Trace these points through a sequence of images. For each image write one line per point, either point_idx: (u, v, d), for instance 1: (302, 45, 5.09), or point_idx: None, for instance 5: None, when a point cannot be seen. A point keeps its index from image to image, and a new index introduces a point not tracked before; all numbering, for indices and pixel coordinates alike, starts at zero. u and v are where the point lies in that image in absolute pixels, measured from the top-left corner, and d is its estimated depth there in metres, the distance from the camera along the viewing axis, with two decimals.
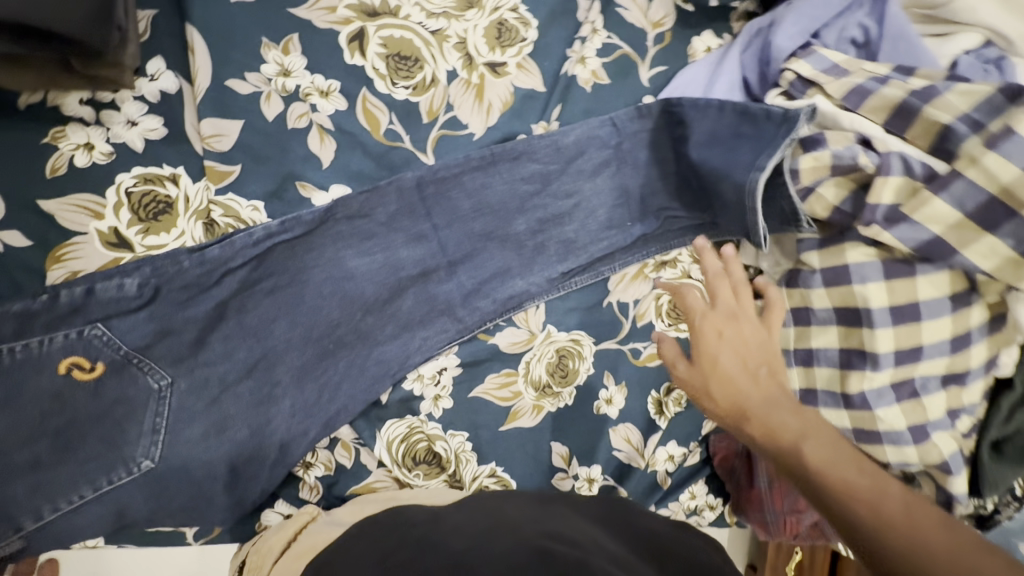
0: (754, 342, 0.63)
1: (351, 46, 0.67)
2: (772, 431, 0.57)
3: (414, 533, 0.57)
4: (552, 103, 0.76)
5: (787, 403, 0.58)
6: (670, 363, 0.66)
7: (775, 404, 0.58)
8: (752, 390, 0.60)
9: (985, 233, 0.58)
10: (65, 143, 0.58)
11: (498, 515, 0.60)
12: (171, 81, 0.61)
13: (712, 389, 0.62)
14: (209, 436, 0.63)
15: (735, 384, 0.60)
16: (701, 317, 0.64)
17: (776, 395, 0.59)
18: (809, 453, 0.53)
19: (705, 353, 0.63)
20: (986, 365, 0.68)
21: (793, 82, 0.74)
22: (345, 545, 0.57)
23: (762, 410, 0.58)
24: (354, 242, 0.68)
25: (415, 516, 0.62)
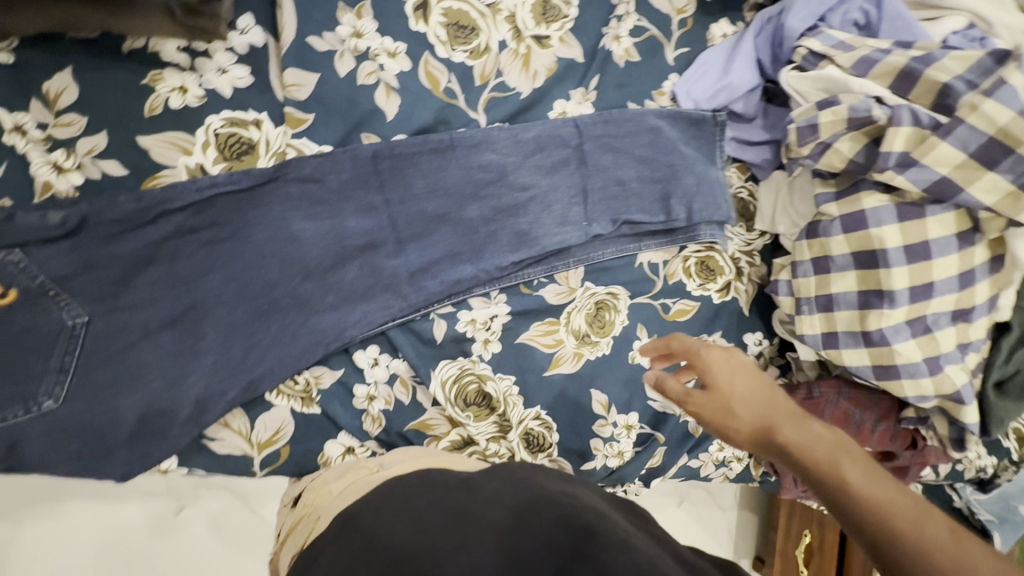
0: (754, 368, 0.68)
1: (416, 14, 0.74)
2: (803, 443, 0.60)
3: (454, 499, 0.58)
4: (590, 74, 0.84)
5: (803, 418, 0.63)
6: (681, 394, 0.67)
7: (793, 417, 0.63)
8: (770, 409, 0.64)
9: (986, 171, 0.68)
10: (162, 85, 0.64)
11: (525, 488, 0.60)
12: (259, 36, 0.67)
13: (734, 403, 0.64)
14: (280, 358, 0.68)
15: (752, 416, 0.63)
16: (706, 350, 0.68)
17: (790, 410, 0.64)
18: (845, 462, 0.56)
19: (716, 376, 0.66)
20: (989, 302, 0.76)
21: (806, 56, 0.82)
22: (382, 499, 0.59)
23: (787, 424, 0.62)
24: (415, 192, 0.74)
25: (449, 482, 0.63)
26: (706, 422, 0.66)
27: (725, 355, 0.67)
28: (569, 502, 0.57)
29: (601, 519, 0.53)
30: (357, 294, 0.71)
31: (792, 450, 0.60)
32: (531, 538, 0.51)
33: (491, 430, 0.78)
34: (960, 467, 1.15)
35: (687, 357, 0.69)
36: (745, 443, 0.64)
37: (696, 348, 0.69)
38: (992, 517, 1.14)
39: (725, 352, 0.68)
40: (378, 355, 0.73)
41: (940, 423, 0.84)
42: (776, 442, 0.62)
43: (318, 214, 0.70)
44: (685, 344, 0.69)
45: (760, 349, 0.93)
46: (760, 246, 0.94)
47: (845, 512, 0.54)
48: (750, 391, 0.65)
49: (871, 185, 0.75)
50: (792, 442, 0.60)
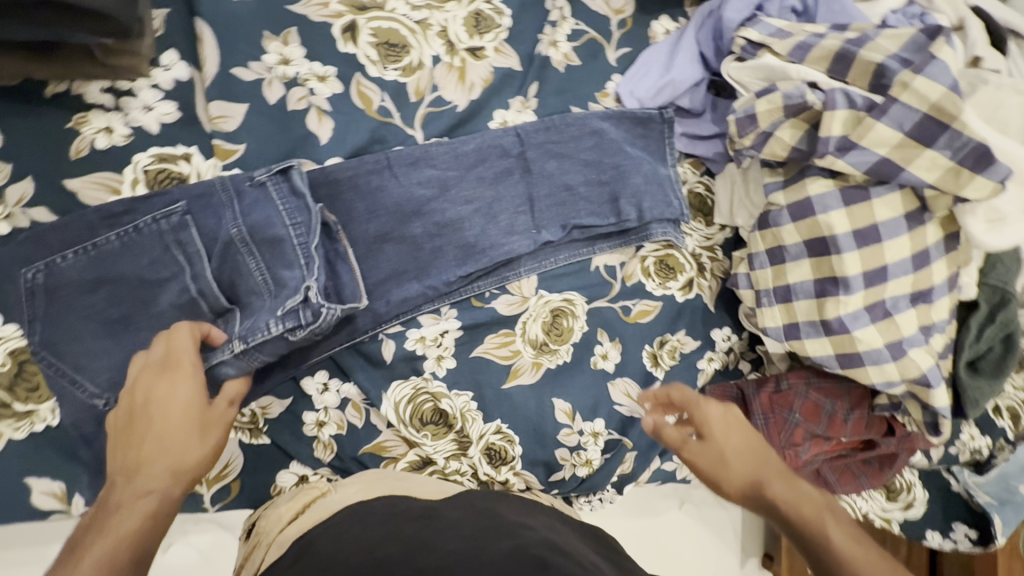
0: (748, 425, 0.72)
1: (345, 36, 0.74)
2: (789, 499, 0.64)
3: (404, 530, 0.54)
4: (529, 81, 0.84)
5: (791, 475, 0.67)
6: (678, 442, 0.71)
7: (782, 473, 0.67)
8: (761, 464, 0.68)
9: (925, 148, 0.67)
10: (87, 127, 0.64)
11: (489, 516, 0.57)
12: (184, 70, 0.68)
13: (727, 457, 0.68)
14: None
15: (741, 469, 0.67)
16: (705, 403, 0.72)
17: (778, 467, 0.68)
18: (827, 522, 0.61)
19: (712, 429, 0.70)
20: (948, 281, 0.75)
21: (744, 47, 0.80)
22: (327, 536, 0.56)
23: (775, 481, 0.66)
24: (355, 212, 0.73)
25: (409, 508, 0.59)
26: (697, 470, 0.70)
27: (721, 409, 0.72)
28: (526, 532, 0.53)
29: (555, 548, 0.51)
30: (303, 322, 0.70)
31: (779, 505, 0.64)
32: (487, 560, 0.48)
33: (450, 448, 0.77)
34: (953, 450, 1.10)
35: (684, 407, 0.73)
36: (734, 496, 0.67)
37: (695, 400, 0.73)
38: (990, 499, 1.10)
39: (724, 411, 0.71)
40: (327, 380, 0.72)
41: (911, 407, 0.82)
42: (765, 495, 0.65)
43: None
44: (685, 394, 0.73)
45: (729, 345, 0.91)
46: (721, 241, 0.92)
47: (828, 573, 0.57)
48: (742, 445, 0.69)
49: (817, 171, 0.74)
50: (779, 495, 0.64)
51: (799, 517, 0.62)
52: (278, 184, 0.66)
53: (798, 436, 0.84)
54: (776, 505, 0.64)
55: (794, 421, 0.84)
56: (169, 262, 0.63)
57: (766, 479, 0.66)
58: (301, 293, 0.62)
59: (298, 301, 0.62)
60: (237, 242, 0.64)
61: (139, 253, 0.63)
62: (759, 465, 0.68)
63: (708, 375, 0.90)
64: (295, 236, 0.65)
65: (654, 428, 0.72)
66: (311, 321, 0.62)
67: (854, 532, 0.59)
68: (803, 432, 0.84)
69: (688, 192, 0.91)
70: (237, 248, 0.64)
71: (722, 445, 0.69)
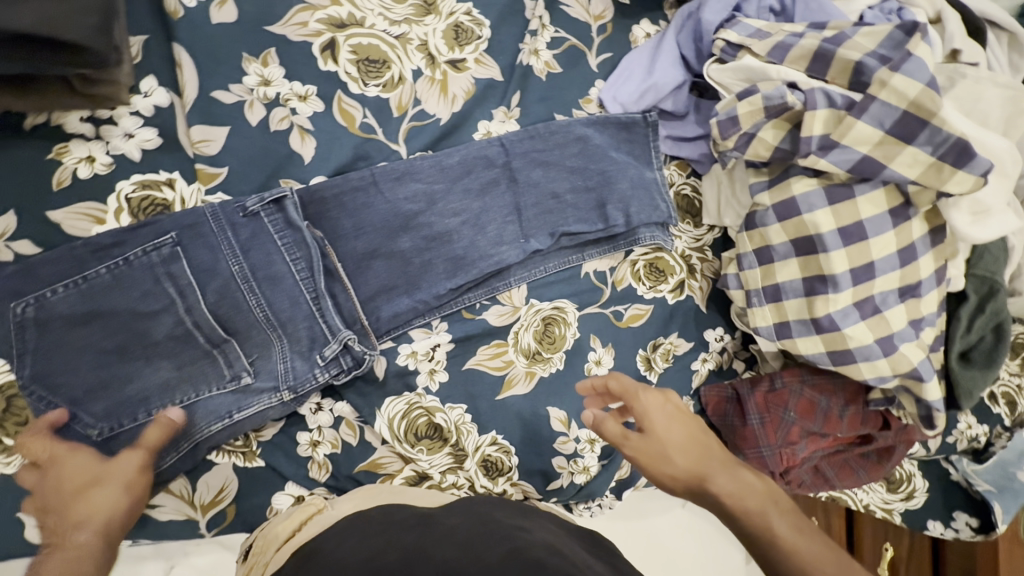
0: (690, 418, 0.71)
1: (324, 55, 0.73)
2: (731, 491, 0.64)
3: (404, 538, 0.53)
4: (511, 90, 0.84)
5: (731, 467, 0.67)
6: (620, 438, 0.68)
7: (722, 466, 0.67)
8: (703, 458, 0.68)
9: (905, 145, 0.67)
10: (68, 157, 0.64)
11: (485, 522, 0.57)
12: (164, 96, 0.67)
13: (669, 451, 0.67)
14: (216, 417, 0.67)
15: (685, 466, 0.67)
16: (643, 394, 0.70)
17: (717, 457, 0.68)
18: (769, 511, 0.61)
19: (655, 422, 0.69)
20: (936, 275, 0.75)
21: (723, 48, 0.80)
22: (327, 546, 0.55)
23: (717, 474, 0.66)
24: (341, 229, 0.73)
25: (408, 518, 0.59)
26: (641, 467, 0.68)
27: (662, 401, 0.70)
28: (524, 535, 0.53)
29: (550, 549, 0.51)
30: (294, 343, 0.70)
31: (721, 499, 0.64)
32: (483, 563, 0.47)
33: (446, 462, 0.77)
34: (951, 440, 1.10)
35: (624, 398, 0.70)
36: (679, 491, 0.67)
37: (635, 391, 0.70)
38: (990, 487, 1.10)
39: (662, 404, 0.70)
40: (320, 401, 0.73)
41: (906, 401, 0.83)
42: (709, 491, 0.65)
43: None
44: (624, 384, 0.70)
45: (722, 345, 0.91)
46: (710, 241, 0.93)
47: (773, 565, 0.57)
48: (684, 438, 0.69)
49: (801, 170, 0.74)
50: (722, 490, 0.64)
51: (743, 507, 0.62)
52: (272, 215, 0.68)
53: (794, 434, 0.84)
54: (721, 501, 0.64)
55: (789, 419, 0.84)
56: (157, 291, 0.63)
57: (712, 478, 0.66)
58: (340, 342, 0.70)
59: (338, 349, 0.70)
60: (238, 279, 0.66)
61: (125, 284, 0.63)
62: (701, 458, 0.68)
63: (703, 376, 0.90)
64: (297, 271, 0.69)
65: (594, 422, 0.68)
66: (352, 367, 0.71)
67: (793, 520, 0.61)
68: (799, 430, 0.84)
69: (676, 194, 0.91)
70: (237, 285, 0.66)
71: (664, 439, 0.68)
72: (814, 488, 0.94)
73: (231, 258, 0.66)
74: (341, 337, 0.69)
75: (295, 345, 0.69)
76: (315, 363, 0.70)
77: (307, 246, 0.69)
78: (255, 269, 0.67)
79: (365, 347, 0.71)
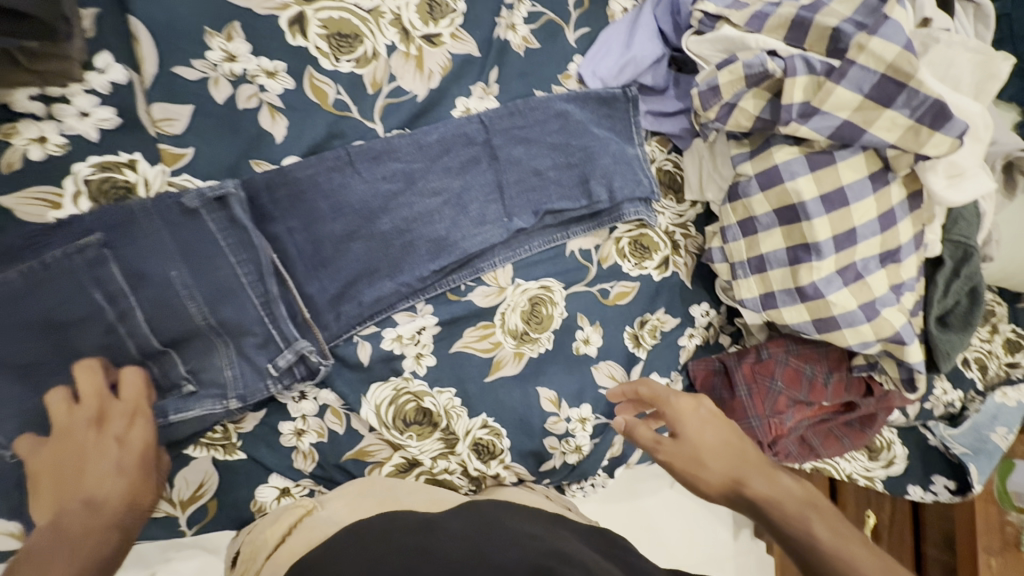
0: (720, 420, 0.76)
1: (293, 29, 0.70)
2: (767, 493, 0.67)
3: (412, 541, 0.52)
4: (489, 66, 0.82)
5: (766, 470, 0.71)
6: (652, 442, 0.74)
7: (757, 470, 0.70)
8: (738, 462, 0.71)
9: (883, 109, 0.68)
10: (18, 138, 0.60)
11: (486, 527, 0.55)
12: (121, 74, 0.63)
13: (701, 453, 0.72)
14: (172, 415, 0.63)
15: (721, 466, 0.71)
16: (674, 400, 0.75)
17: (754, 460, 0.72)
18: (808, 517, 0.63)
19: (687, 427, 0.74)
20: (914, 240, 0.76)
21: (702, 19, 0.80)
22: (329, 550, 0.54)
23: (752, 477, 0.70)
24: (318, 211, 0.70)
25: (409, 522, 0.57)
26: (678, 471, 0.73)
27: (693, 406, 0.75)
28: (535, 542, 0.52)
29: (560, 555, 0.49)
30: (276, 334, 0.67)
31: (757, 499, 0.68)
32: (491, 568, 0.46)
33: (437, 447, 0.75)
34: (928, 405, 1.13)
35: (655, 405, 0.76)
36: (715, 494, 0.71)
37: (665, 398, 0.76)
38: (965, 450, 1.12)
39: (694, 413, 0.74)
40: (303, 388, 0.70)
41: (888, 365, 0.84)
42: (744, 493, 0.69)
43: (200, 256, 0.64)
44: (653, 390, 0.77)
45: (709, 320, 0.91)
46: (693, 217, 0.93)
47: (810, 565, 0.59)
48: (719, 440, 0.73)
49: (782, 139, 0.74)
50: (758, 491, 0.68)
51: (778, 508, 0.65)
52: (215, 213, 0.64)
53: (781, 404, 0.85)
54: (759, 501, 0.67)
55: (776, 389, 0.85)
56: (81, 297, 0.58)
57: (751, 476, 0.70)
58: (295, 352, 0.67)
59: (293, 358, 0.67)
60: (177, 285, 0.62)
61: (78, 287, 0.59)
62: (735, 459, 0.71)
63: (690, 352, 0.90)
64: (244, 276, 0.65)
65: (627, 429, 0.76)
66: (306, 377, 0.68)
67: (829, 523, 0.62)
68: (786, 400, 0.86)
69: (657, 170, 0.91)
70: (175, 290, 0.62)
71: (698, 442, 0.73)
72: (802, 458, 0.95)
73: (169, 262, 0.62)
74: (296, 346, 0.67)
75: (234, 351, 0.66)
76: (265, 371, 0.67)
77: (256, 249, 0.65)
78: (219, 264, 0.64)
79: (320, 356, 0.68)
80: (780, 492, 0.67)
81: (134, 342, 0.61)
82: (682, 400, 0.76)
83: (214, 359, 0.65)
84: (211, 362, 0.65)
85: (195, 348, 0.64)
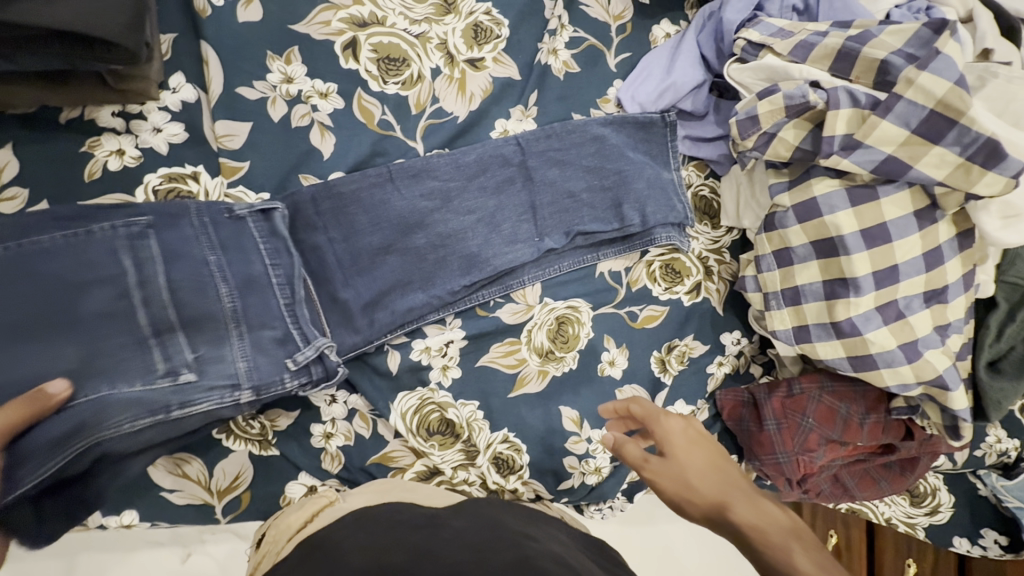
0: (712, 443, 0.70)
1: (346, 53, 0.75)
2: (754, 521, 0.60)
3: (414, 535, 0.54)
4: (529, 89, 0.84)
5: (754, 498, 0.63)
6: (639, 461, 0.68)
7: (745, 496, 0.63)
8: (727, 487, 0.64)
9: (932, 145, 0.66)
10: (100, 150, 0.66)
11: (488, 525, 0.57)
12: (191, 92, 0.69)
13: (689, 477, 0.65)
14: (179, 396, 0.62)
15: (708, 490, 0.64)
16: (665, 419, 0.70)
17: (743, 486, 0.65)
18: (791, 544, 0.56)
19: (675, 447, 0.68)
20: (963, 280, 0.73)
21: (744, 47, 0.79)
22: (334, 535, 0.57)
23: (739, 502, 0.62)
24: (359, 225, 0.74)
25: (412, 517, 0.59)
26: (661, 493, 0.66)
27: (684, 426, 0.70)
28: (532, 544, 0.52)
29: (560, 563, 0.49)
30: (297, 334, 0.69)
31: (742, 528, 0.60)
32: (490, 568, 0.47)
33: (458, 458, 0.77)
34: (978, 453, 1.05)
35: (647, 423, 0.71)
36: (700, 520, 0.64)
37: (657, 416, 0.70)
38: (1020, 504, 1.03)
39: (682, 432, 0.69)
40: (335, 392, 0.73)
41: (931, 410, 0.80)
42: (729, 520, 0.61)
43: (238, 251, 0.68)
44: (644, 408, 0.71)
45: (739, 349, 0.90)
46: (728, 243, 0.91)
47: None
48: (708, 466, 0.66)
49: (823, 171, 0.73)
50: (742, 517, 0.61)
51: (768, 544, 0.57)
52: (258, 221, 0.69)
53: (813, 441, 0.83)
54: (742, 526, 0.60)
55: (808, 426, 0.83)
56: (109, 261, 0.61)
57: (737, 498, 0.63)
58: (315, 349, 0.68)
59: (312, 356, 0.68)
60: (212, 269, 0.65)
61: (112, 256, 0.61)
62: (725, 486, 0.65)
63: (719, 380, 0.89)
64: (274, 277, 0.69)
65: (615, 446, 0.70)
66: (322, 378, 0.69)
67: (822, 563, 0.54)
68: (817, 437, 0.83)
69: (693, 196, 0.90)
70: (208, 272, 0.65)
71: (687, 465, 0.66)
72: (833, 497, 0.92)
73: (208, 250, 0.66)
74: (316, 344, 0.68)
75: (256, 340, 0.67)
76: (283, 365, 0.67)
77: (290, 256, 0.70)
78: (262, 260, 0.69)
79: (338, 359, 0.70)
80: (766, 519, 0.59)
81: (146, 313, 0.61)
82: (672, 421, 0.70)
83: (237, 343, 0.66)
84: (243, 338, 0.66)
85: (215, 328, 0.65)
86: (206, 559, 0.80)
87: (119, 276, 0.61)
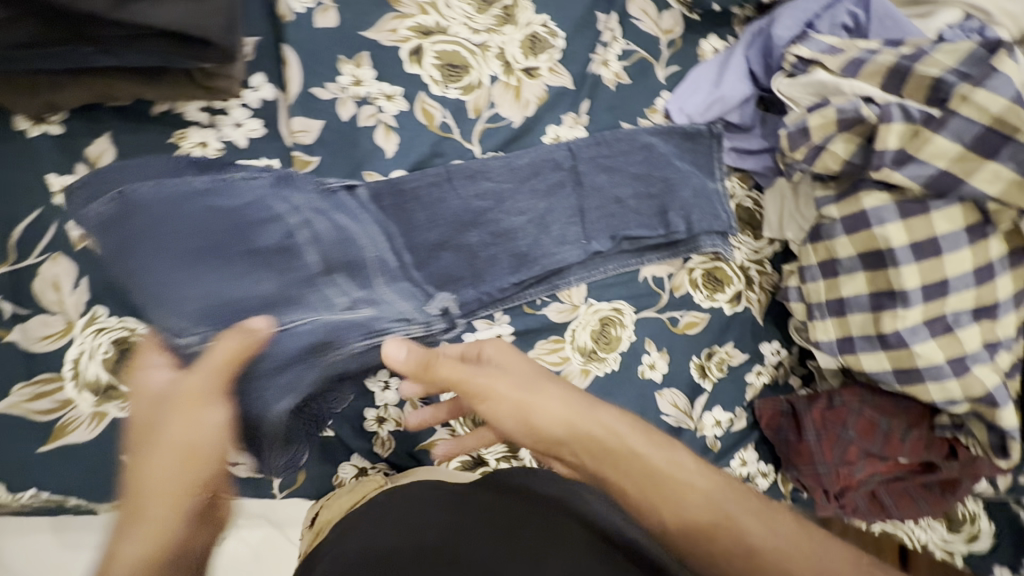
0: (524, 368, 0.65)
1: (411, 59, 0.79)
2: (624, 488, 0.59)
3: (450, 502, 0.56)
4: (581, 98, 0.87)
5: (612, 458, 0.60)
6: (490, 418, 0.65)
7: (608, 460, 0.60)
8: (578, 444, 0.61)
9: (987, 160, 0.66)
10: (186, 141, 0.71)
11: (531, 499, 0.57)
12: (270, 92, 0.75)
13: (532, 434, 0.61)
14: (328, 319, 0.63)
15: (550, 444, 0.62)
16: (474, 377, 0.61)
17: (594, 440, 0.60)
18: (653, 502, 0.57)
19: (495, 412, 0.62)
20: (1014, 298, 0.73)
21: (795, 63, 0.82)
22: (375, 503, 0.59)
23: (601, 465, 0.60)
24: (417, 220, 0.77)
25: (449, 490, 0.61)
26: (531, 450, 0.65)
27: (499, 379, 0.62)
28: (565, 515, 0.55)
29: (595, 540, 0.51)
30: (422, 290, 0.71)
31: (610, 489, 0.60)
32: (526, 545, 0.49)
33: (500, 450, 0.79)
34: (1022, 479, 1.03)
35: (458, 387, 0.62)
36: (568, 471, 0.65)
37: (457, 376, 0.61)
38: None
39: (503, 398, 0.61)
40: (388, 378, 0.76)
41: (975, 427, 0.79)
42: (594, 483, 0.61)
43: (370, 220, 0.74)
44: (450, 371, 0.61)
45: (778, 359, 0.91)
46: (770, 254, 0.93)
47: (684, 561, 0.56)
48: (565, 411, 0.62)
49: (872, 184, 0.74)
50: (608, 478, 0.60)
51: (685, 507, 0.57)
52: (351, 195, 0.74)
53: (853, 453, 0.84)
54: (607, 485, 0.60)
55: (848, 438, 0.84)
56: (269, 203, 0.67)
57: (592, 459, 0.61)
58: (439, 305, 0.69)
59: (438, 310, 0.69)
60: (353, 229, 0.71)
61: (265, 202, 0.67)
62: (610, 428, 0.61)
63: (757, 390, 0.89)
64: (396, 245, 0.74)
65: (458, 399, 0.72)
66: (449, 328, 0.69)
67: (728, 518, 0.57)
68: (858, 450, 0.84)
69: (736, 207, 0.92)
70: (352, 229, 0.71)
71: (507, 427, 0.62)
72: (870, 516, 0.89)
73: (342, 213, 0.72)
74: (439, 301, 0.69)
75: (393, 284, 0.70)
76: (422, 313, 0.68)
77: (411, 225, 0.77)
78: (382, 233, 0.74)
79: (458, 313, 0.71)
80: (643, 476, 0.58)
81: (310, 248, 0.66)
82: (447, 376, 0.61)
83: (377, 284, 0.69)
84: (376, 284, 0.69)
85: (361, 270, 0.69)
86: (238, 541, 0.73)
87: (277, 219, 0.67)
